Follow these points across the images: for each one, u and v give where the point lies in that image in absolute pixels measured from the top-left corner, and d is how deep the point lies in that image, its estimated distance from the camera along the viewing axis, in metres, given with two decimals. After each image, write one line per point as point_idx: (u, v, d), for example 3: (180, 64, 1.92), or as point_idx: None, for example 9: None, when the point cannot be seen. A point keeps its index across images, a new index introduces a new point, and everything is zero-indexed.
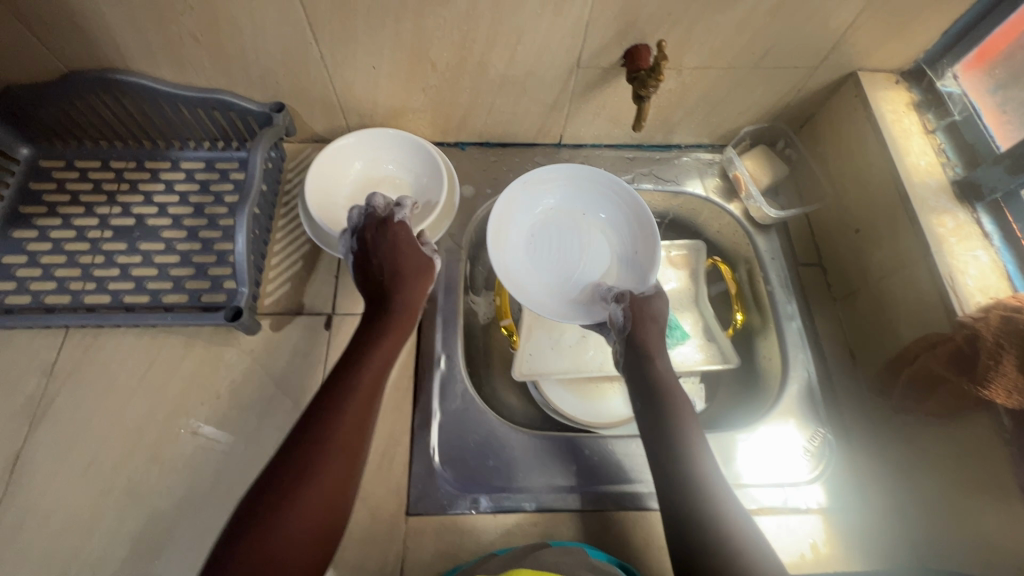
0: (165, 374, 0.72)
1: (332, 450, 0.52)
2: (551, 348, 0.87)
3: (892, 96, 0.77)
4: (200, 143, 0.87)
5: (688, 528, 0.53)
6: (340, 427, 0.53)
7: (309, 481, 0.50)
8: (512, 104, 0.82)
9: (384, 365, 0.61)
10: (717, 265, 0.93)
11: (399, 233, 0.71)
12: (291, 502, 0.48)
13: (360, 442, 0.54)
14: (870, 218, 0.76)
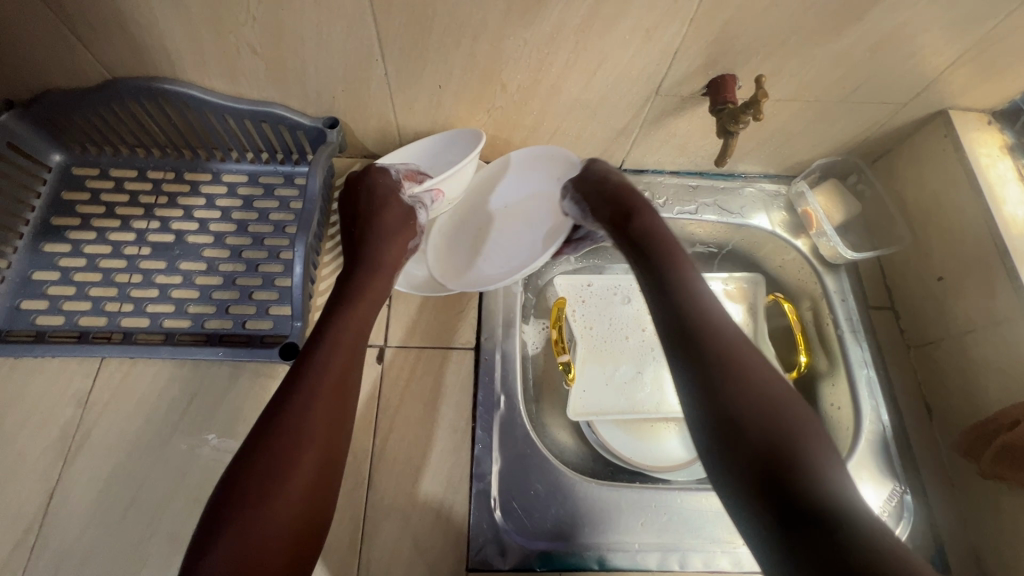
0: (209, 407, 0.67)
1: (312, 437, 0.48)
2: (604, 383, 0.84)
3: (984, 138, 0.73)
4: (244, 155, 0.82)
5: (775, 482, 0.38)
6: (315, 411, 0.49)
7: (290, 470, 0.46)
8: (578, 128, 0.78)
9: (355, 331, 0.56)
10: (779, 301, 0.88)
11: (382, 180, 0.69)
12: (271, 493, 0.45)
13: (337, 427, 0.50)
14: (956, 268, 0.72)
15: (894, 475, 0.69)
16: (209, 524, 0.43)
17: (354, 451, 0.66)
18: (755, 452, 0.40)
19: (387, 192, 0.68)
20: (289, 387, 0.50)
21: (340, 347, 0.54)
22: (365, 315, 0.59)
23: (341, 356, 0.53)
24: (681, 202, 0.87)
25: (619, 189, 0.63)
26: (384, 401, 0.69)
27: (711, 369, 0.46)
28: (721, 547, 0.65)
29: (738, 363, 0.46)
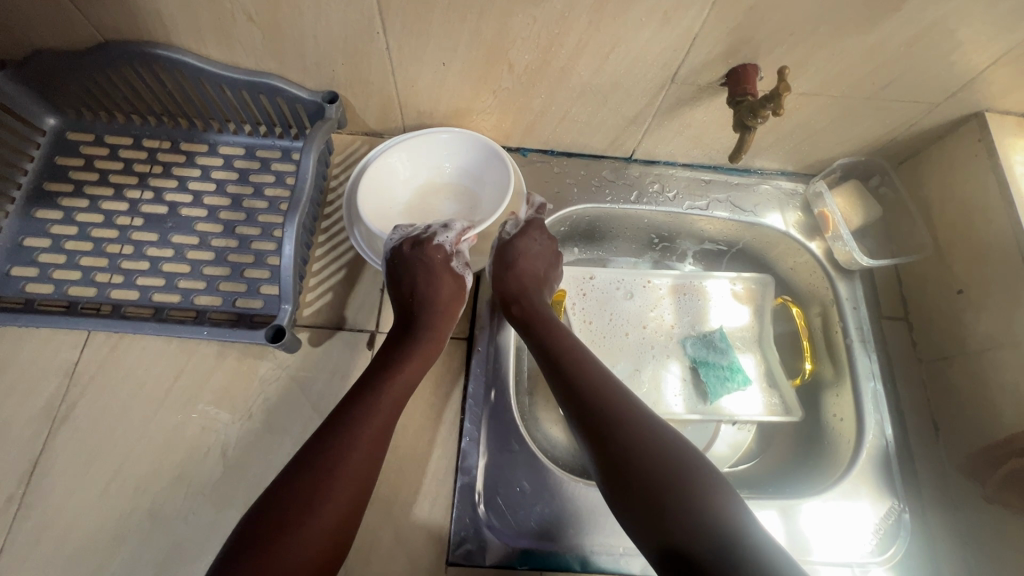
0: (195, 385, 0.66)
1: (348, 482, 0.51)
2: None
3: (1021, 144, 0.68)
4: (241, 127, 0.79)
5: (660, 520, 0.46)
6: (355, 455, 0.52)
7: (322, 508, 0.48)
8: (588, 114, 0.74)
9: (403, 391, 0.59)
10: (787, 305, 0.86)
11: (434, 256, 0.68)
12: (306, 528, 0.47)
13: (371, 470, 0.53)
14: (977, 280, 0.68)
15: (893, 493, 0.67)
16: (239, 541, 0.46)
17: None
18: (651, 495, 0.48)
19: (439, 266, 0.68)
20: (334, 432, 0.53)
21: (384, 403, 0.57)
22: (414, 377, 0.61)
23: (383, 415, 0.56)
24: (692, 196, 0.84)
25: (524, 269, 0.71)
26: None
27: (607, 432, 0.53)
28: None
29: (630, 421, 0.53)
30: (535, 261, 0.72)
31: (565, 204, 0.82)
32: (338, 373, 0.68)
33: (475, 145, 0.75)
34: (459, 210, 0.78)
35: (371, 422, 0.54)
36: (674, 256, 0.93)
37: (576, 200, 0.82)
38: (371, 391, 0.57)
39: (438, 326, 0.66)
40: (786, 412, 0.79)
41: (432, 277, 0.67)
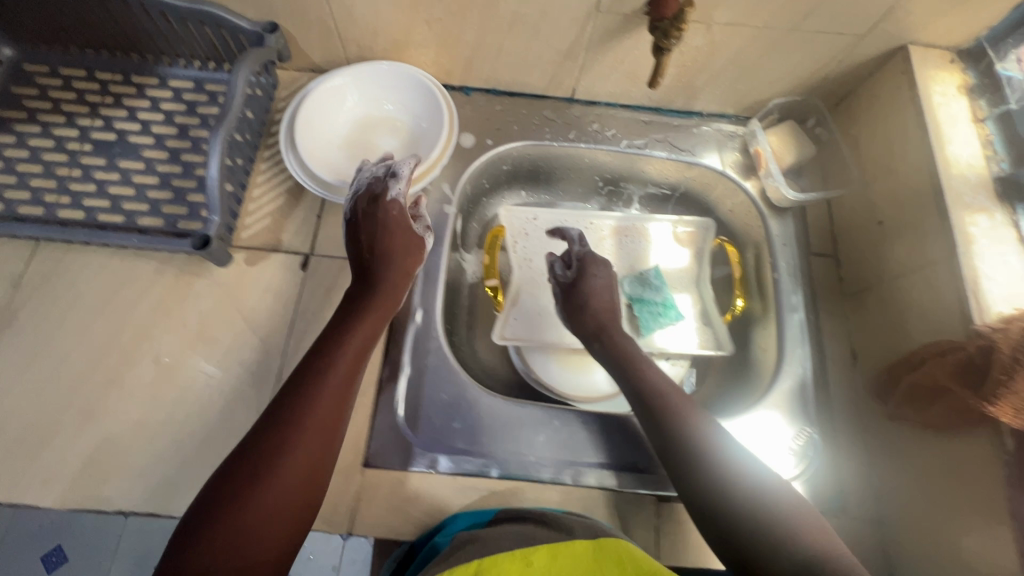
0: (133, 298, 0.69)
1: (285, 478, 0.46)
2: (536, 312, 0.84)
3: (943, 77, 0.69)
4: (191, 61, 0.82)
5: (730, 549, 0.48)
6: (321, 402, 0.50)
7: (260, 507, 0.44)
8: (522, 48, 0.76)
9: (364, 343, 0.57)
10: (724, 245, 0.87)
11: (391, 211, 0.66)
12: (245, 533, 0.43)
13: (339, 415, 0.51)
14: (896, 210, 0.69)
15: (805, 415, 0.69)
16: (206, 503, 0.45)
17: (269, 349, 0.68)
18: (711, 498, 0.50)
19: (398, 214, 0.66)
20: (292, 395, 0.50)
21: (337, 371, 0.53)
22: (372, 328, 0.58)
23: (330, 394, 0.51)
24: (631, 135, 0.85)
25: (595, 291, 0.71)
26: (303, 305, 0.71)
27: (669, 437, 0.56)
28: (617, 466, 0.66)
29: (679, 425, 0.56)
30: (603, 293, 0.71)
31: (505, 140, 0.83)
32: (271, 291, 0.71)
33: (414, 78, 0.77)
34: (394, 144, 0.79)
35: (320, 394, 0.51)
36: (621, 202, 0.93)
37: (516, 137, 0.84)
38: (331, 343, 0.55)
39: (394, 269, 0.63)
40: (718, 346, 0.81)
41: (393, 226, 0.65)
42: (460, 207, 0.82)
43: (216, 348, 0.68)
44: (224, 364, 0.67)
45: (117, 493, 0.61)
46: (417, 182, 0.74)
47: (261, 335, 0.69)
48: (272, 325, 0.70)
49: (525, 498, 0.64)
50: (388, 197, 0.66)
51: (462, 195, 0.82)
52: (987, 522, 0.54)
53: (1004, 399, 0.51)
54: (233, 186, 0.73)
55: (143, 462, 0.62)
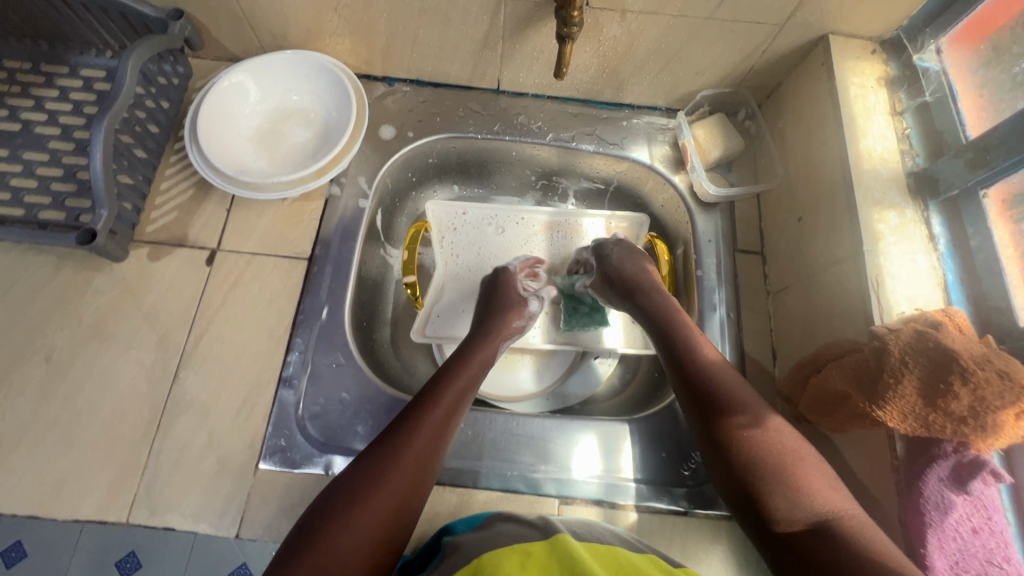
0: (28, 293, 0.67)
1: (379, 502, 0.49)
2: (460, 310, 0.83)
3: (862, 67, 0.67)
4: (102, 51, 0.79)
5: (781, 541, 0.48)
6: (418, 438, 0.54)
7: (349, 534, 0.47)
8: (437, 36, 0.73)
9: (465, 389, 0.61)
10: (655, 241, 0.83)
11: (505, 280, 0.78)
12: (338, 555, 0.45)
13: (433, 453, 0.55)
14: (814, 207, 0.67)
15: None
16: (311, 529, 0.47)
17: (168, 346, 0.66)
18: (771, 505, 0.49)
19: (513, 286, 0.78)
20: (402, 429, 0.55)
21: (438, 408, 0.58)
22: (470, 384, 0.63)
23: (433, 424, 0.56)
24: (558, 128, 0.83)
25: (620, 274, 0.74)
26: (205, 301, 0.69)
27: (728, 441, 0.54)
28: (520, 468, 0.64)
29: (750, 430, 0.53)
30: (628, 264, 0.74)
31: (427, 133, 0.81)
32: (173, 287, 0.69)
33: (324, 68, 0.76)
34: (308, 134, 0.76)
35: (418, 430, 0.55)
36: (557, 196, 0.91)
37: (439, 129, 0.81)
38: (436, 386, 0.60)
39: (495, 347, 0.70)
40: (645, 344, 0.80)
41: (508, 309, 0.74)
42: (379, 201, 0.80)
43: (111, 345, 0.66)
44: (119, 361, 0.65)
45: None
46: (320, 175, 0.73)
47: (160, 332, 0.67)
48: (173, 322, 0.68)
49: (420, 507, 0.61)
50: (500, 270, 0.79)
51: (381, 189, 0.79)
52: (880, 529, 0.52)
53: (891, 402, 0.49)
54: (135, 178, 0.70)
55: (28, 462, 0.61)
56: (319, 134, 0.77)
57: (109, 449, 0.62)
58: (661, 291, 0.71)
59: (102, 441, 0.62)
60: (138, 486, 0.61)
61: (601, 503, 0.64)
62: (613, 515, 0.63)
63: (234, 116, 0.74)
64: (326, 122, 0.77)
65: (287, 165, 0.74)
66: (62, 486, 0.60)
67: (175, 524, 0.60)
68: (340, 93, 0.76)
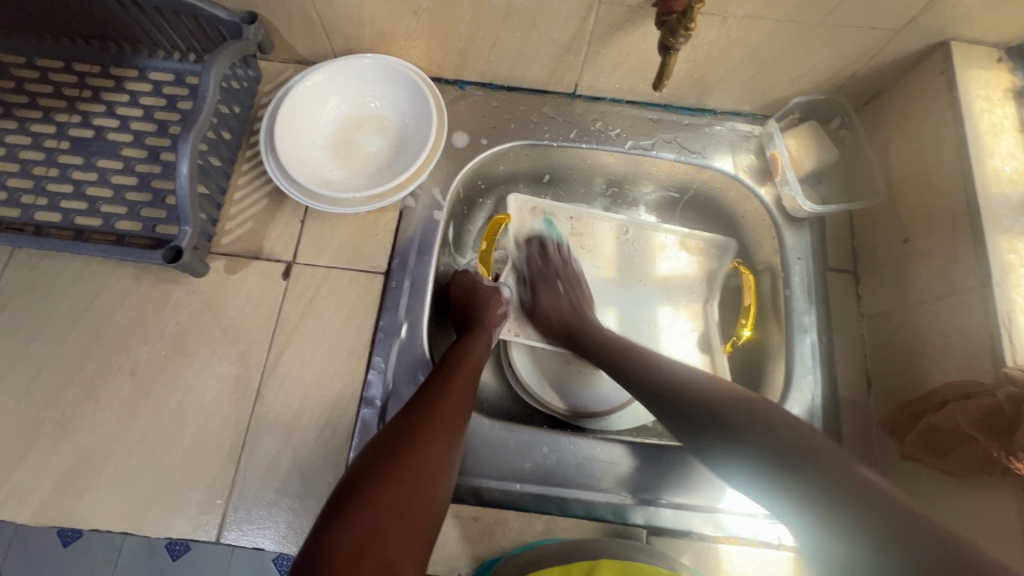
0: (110, 307, 0.67)
1: (409, 476, 0.49)
2: (521, 311, 0.78)
3: (986, 78, 0.62)
4: (171, 53, 0.77)
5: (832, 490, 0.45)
6: (444, 408, 0.56)
7: (387, 507, 0.47)
8: (519, 40, 0.69)
9: (474, 368, 0.63)
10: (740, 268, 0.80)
11: (475, 276, 0.75)
12: (384, 525, 0.46)
13: (459, 423, 0.57)
14: (926, 228, 0.63)
15: None
16: (344, 503, 0.47)
17: (249, 363, 0.66)
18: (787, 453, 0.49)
19: (478, 281, 0.74)
20: (422, 403, 0.57)
21: (457, 381, 0.60)
22: (478, 363, 0.64)
23: (452, 404, 0.57)
24: (637, 136, 0.78)
25: (556, 311, 0.74)
26: (283, 317, 0.68)
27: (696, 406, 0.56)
28: (605, 496, 0.63)
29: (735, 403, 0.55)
30: (564, 303, 0.74)
31: (500, 140, 0.77)
32: (251, 302, 0.68)
33: (401, 74, 0.73)
34: (382, 144, 0.75)
35: (443, 404, 0.57)
36: (626, 204, 0.87)
37: (512, 136, 0.78)
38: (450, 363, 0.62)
39: (490, 334, 0.70)
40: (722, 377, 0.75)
41: (486, 303, 0.72)
42: (452, 211, 0.77)
43: (193, 361, 0.66)
44: (201, 378, 0.65)
45: (92, 510, 0.60)
46: (402, 188, 0.71)
47: (240, 348, 0.66)
48: (253, 338, 0.67)
49: (508, 533, 0.61)
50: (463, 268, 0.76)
51: (453, 199, 0.76)
52: None
53: None
54: (211, 190, 0.69)
55: (119, 478, 0.61)
56: (394, 144, 0.75)
57: (196, 467, 0.62)
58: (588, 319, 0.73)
59: (188, 459, 0.62)
60: (226, 506, 0.60)
61: (691, 534, 0.62)
62: (703, 548, 0.61)
63: (308, 124, 0.72)
64: (401, 131, 0.75)
65: (362, 176, 0.73)
66: (152, 503, 0.60)
67: (264, 545, 0.59)
68: (420, 102, 0.74)
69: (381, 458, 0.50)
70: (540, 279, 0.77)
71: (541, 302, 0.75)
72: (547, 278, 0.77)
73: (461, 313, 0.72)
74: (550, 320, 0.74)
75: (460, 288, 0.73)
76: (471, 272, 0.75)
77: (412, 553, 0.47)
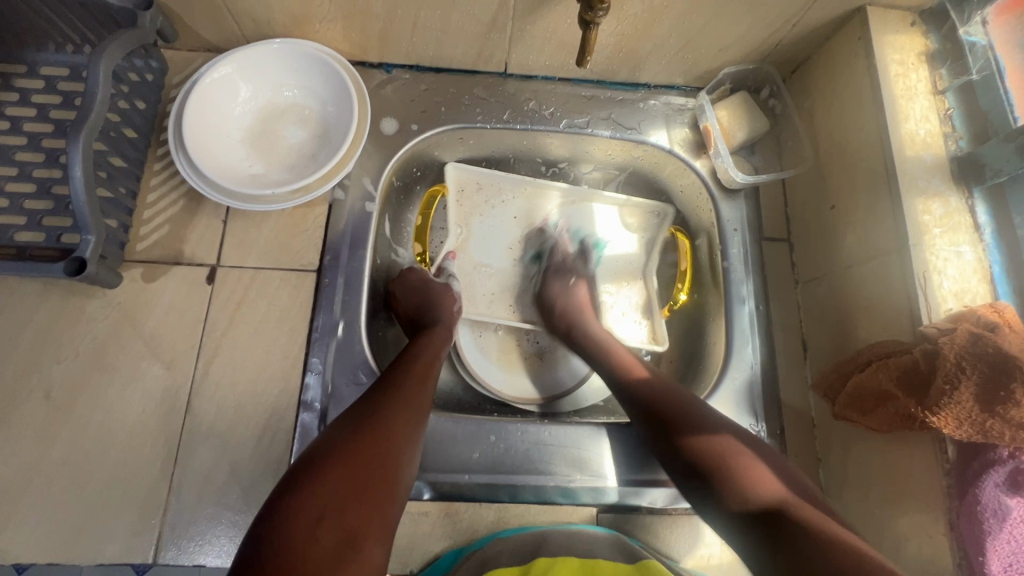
0: (15, 327, 0.62)
1: (368, 451, 0.49)
2: (485, 293, 0.78)
3: (902, 42, 0.63)
4: (63, 45, 0.70)
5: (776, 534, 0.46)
6: (406, 388, 0.56)
7: (343, 481, 0.46)
8: (441, 18, 0.66)
9: (435, 355, 0.63)
10: (677, 235, 0.80)
11: (417, 275, 0.71)
12: (343, 499, 0.45)
13: (423, 400, 0.57)
14: (848, 194, 0.65)
15: (754, 415, 0.66)
16: (297, 478, 0.46)
17: (176, 375, 0.62)
18: (739, 489, 0.50)
19: (429, 280, 0.71)
20: (383, 385, 0.57)
21: (418, 364, 0.60)
22: (437, 351, 0.64)
23: (414, 384, 0.57)
24: (571, 114, 0.76)
25: (560, 298, 0.74)
26: (210, 324, 0.64)
27: (688, 446, 0.55)
28: (556, 480, 0.63)
29: (705, 431, 0.55)
30: (568, 296, 0.74)
31: (431, 125, 0.74)
32: (174, 310, 0.64)
33: (318, 60, 0.69)
34: (305, 137, 0.71)
35: (404, 384, 0.57)
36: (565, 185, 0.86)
37: (443, 119, 0.75)
38: (413, 350, 0.62)
39: (452, 331, 0.68)
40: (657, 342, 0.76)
41: (438, 300, 0.69)
42: (385, 203, 0.74)
43: (114, 378, 0.62)
44: (124, 394, 0.61)
45: (14, 544, 0.56)
46: (329, 179, 0.67)
47: (165, 359, 0.63)
48: (179, 348, 0.63)
49: (460, 525, 0.62)
50: (406, 267, 0.72)
51: (386, 189, 0.73)
52: (924, 526, 0.52)
53: (945, 409, 0.48)
54: (119, 194, 0.64)
55: (40, 509, 0.57)
56: (318, 135, 0.71)
57: (126, 488, 0.59)
58: (583, 325, 0.71)
59: (117, 481, 0.59)
60: (161, 526, 0.58)
61: (641, 508, 0.64)
62: (651, 519, 0.64)
63: (221, 119, 0.68)
64: (325, 120, 0.72)
65: (285, 171, 0.69)
66: (80, 530, 0.57)
67: (205, 562, 0.57)
68: (342, 90, 0.70)
69: (345, 432, 0.50)
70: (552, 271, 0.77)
71: (548, 287, 0.75)
72: (562, 272, 0.76)
73: (408, 312, 0.69)
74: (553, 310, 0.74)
75: (392, 290, 0.71)
76: (412, 270, 0.72)
77: (375, 524, 0.46)
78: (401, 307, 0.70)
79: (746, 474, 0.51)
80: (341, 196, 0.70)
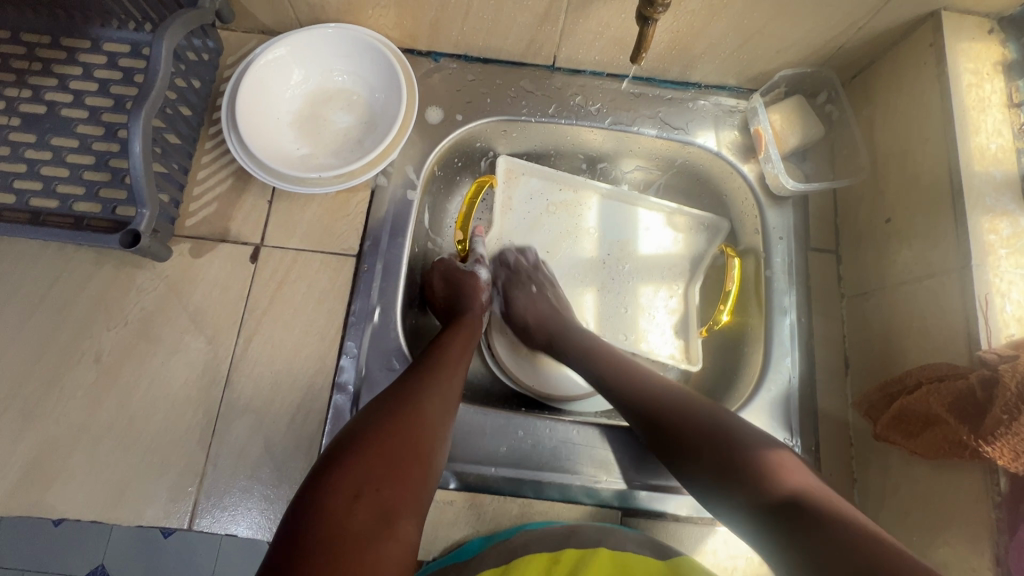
0: (70, 292, 0.65)
1: (403, 429, 0.49)
2: None
3: (976, 50, 0.59)
4: (125, 23, 0.72)
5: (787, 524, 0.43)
6: (438, 372, 0.56)
7: (379, 458, 0.46)
8: (493, 8, 0.65)
9: (465, 343, 0.63)
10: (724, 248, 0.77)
11: (449, 267, 0.71)
12: (379, 476, 0.46)
13: (454, 385, 0.57)
14: (907, 208, 0.62)
15: (789, 430, 0.65)
16: (334, 454, 0.47)
17: (218, 349, 0.64)
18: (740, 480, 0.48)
19: (460, 271, 0.71)
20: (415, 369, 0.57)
21: (449, 350, 0.60)
22: (469, 339, 0.64)
23: (446, 369, 0.57)
24: (618, 111, 0.75)
25: (528, 314, 0.72)
26: (252, 302, 0.66)
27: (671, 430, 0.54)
28: (581, 480, 0.63)
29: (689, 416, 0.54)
30: (541, 301, 0.72)
31: (476, 115, 0.74)
32: (219, 286, 0.66)
33: (369, 46, 0.69)
34: (352, 123, 0.72)
35: (437, 368, 0.57)
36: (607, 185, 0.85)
37: (488, 111, 0.74)
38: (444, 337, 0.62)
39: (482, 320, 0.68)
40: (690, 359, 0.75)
41: (470, 292, 0.69)
42: (427, 191, 0.75)
43: (159, 348, 0.64)
44: (168, 364, 0.63)
45: (61, 500, 0.59)
46: (373, 165, 0.68)
47: (208, 333, 0.65)
48: (222, 324, 0.65)
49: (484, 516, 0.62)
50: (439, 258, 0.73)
51: (428, 178, 0.74)
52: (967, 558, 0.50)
53: (999, 439, 0.46)
54: (172, 169, 0.66)
55: (87, 468, 0.60)
56: (364, 121, 0.72)
57: (166, 454, 0.61)
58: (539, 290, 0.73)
59: (158, 447, 0.61)
60: (197, 494, 0.60)
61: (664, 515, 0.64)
62: (677, 527, 0.63)
63: (272, 102, 0.69)
64: (372, 106, 0.72)
65: (330, 156, 0.70)
66: (121, 492, 0.60)
67: (237, 532, 0.59)
68: (390, 76, 0.70)
69: (381, 412, 0.51)
70: (518, 278, 0.75)
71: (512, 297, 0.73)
72: (520, 281, 0.74)
73: (440, 304, 0.69)
74: (526, 323, 0.72)
75: (425, 280, 0.72)
76: (447, 262, 0.72)
77: (407, 503, 0.46)
78: (434, 300, 0.70)
79: (749, 455, 0.49)
80: (384, 182, 0.70)
